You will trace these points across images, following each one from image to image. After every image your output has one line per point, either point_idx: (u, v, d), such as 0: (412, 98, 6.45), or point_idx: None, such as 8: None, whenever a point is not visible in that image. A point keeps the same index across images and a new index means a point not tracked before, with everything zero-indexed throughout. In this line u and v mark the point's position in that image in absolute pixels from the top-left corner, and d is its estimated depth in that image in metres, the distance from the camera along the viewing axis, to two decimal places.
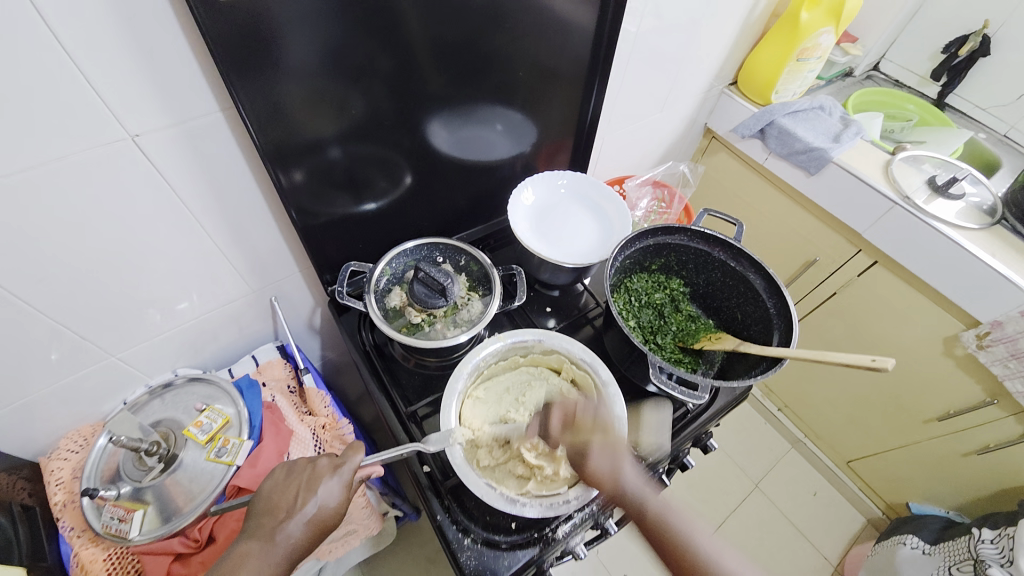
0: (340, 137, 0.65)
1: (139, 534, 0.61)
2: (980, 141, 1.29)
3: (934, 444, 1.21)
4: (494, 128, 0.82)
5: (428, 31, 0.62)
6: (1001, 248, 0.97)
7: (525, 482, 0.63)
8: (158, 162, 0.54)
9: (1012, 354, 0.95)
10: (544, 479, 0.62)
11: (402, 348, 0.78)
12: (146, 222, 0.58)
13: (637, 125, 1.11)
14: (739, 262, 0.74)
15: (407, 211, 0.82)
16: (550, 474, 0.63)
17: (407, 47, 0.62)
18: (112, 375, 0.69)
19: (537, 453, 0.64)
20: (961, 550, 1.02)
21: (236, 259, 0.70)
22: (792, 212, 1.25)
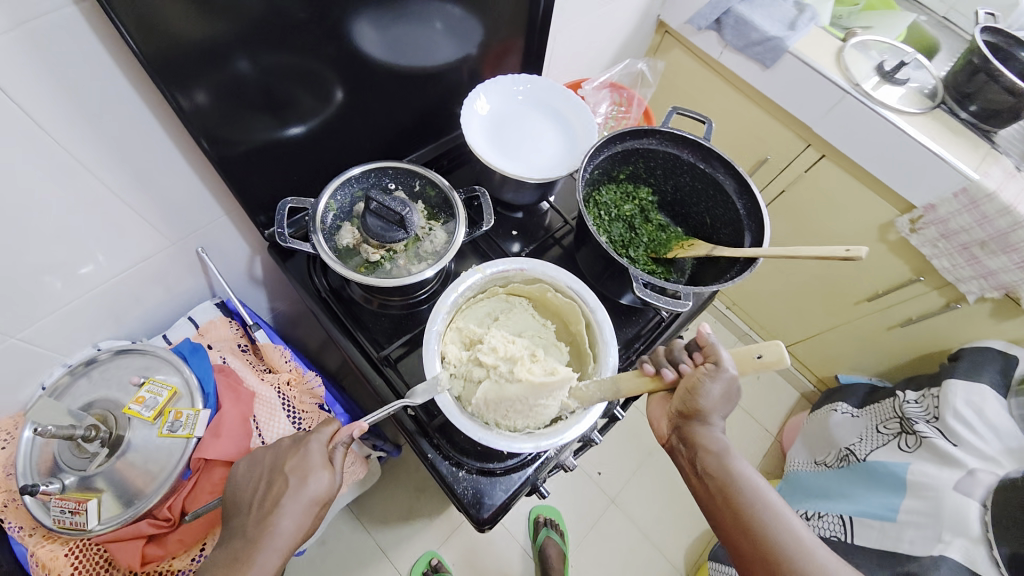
0: (245, 46, 0.52)
1: (99, 524, 0.55)
2: (921, 24, 1.29)
3: (863, 320, 1.34)
4: (433, 27, 0.70)
5: None
6: (940, 132, 1.01)
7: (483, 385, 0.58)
8: (4, 84, 0.41)
9: (942, 234, 1.03)
10: (500, 380, 0.58)
11: (361, 289, 0.71)
12: (9, 166, 0.45)
13: (590, 20, 1.00)
14: (709, 164, 0.71)
15: (343, 134, 0.71)
16: (507, 375, 0.58)
17: None
18: (17, 358, 0.58)
19: (498, 357, 0.60)
20: (887, 410, 1.18)
21: (144, 208, 0.58)
22: (746, 110, 1.22)
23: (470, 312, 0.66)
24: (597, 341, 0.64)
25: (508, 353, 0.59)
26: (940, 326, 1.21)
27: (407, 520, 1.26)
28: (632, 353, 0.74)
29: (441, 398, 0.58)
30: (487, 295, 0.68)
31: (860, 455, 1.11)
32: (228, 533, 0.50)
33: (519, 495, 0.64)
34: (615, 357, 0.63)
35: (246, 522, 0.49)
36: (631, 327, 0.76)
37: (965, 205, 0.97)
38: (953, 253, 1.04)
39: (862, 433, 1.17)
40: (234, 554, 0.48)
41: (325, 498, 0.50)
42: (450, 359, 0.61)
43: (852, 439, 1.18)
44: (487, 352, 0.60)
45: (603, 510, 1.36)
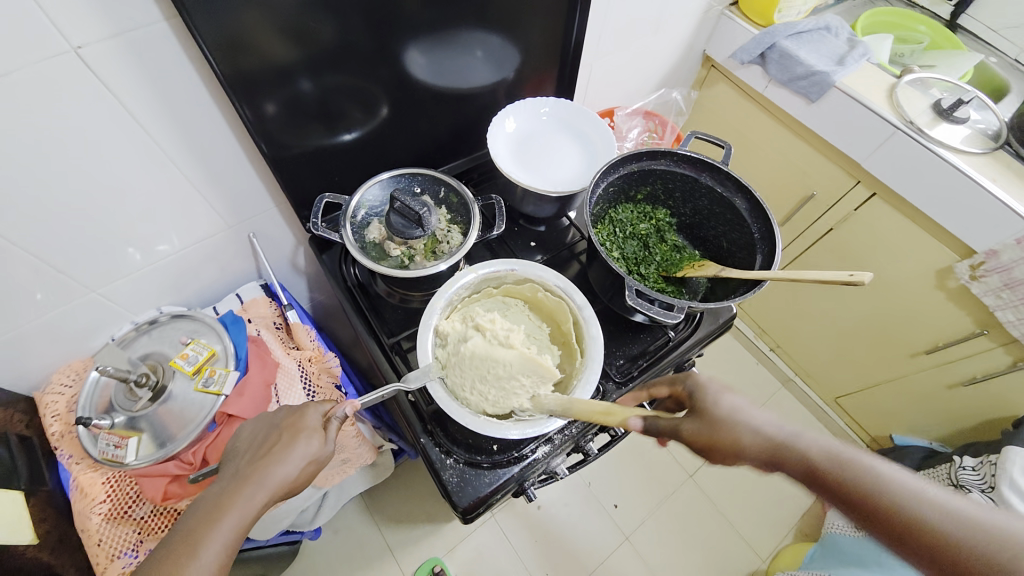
0: (309, 68, 0.61)
1: (135, 459, 0.64)
2: (991, 64, 1.22)
3: (920, 375, 1.23)
4: (474, 55, 0.78)
5: None
6: (1005, 174, 0.94)
7: (475, 344, 0.62)
8: (111, 84, 0.51)
9: (1007, 283, 0.94)
10: (493, 341, 0.63)
11: (386, 284, 0.77)
12: (107, 149, 0.56)
13: (629, 52, 1.05)
14: (726, 186, 0.72)
15: (384, 144, 0.80)
16: (503, 340, 0.63)
17: None
18: (93, 310, 0.69)
19: (495, 326, 0.65)
20: (942, 477, 1.06)
21: (209, 195, 0.69)
22: (792, 144, 1.20)
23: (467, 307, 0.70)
24: (584, 337, 0.67)
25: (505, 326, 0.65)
26: (1010, 387, 1.09)
27: (417, 522, 1.28)
28: (634, 368, 0.73)
29: (432, 386, 0.62)
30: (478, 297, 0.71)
31: None
32: (222, 475, 0.54)
33: (503, 493, 0.65)
34: (600, 350, 0.65)
35: (241, 465, 0.53)
36: (637, 344, 0.75)
37: None
38: (1019, 305, 0.95)
39: None
40: (225, 493, 0.51)
41: (316, 457, 0.54)
42: (450, 329, 0.65)
43: None
44: (485, 322, 0.65)
45: (616, 545, 1.30)
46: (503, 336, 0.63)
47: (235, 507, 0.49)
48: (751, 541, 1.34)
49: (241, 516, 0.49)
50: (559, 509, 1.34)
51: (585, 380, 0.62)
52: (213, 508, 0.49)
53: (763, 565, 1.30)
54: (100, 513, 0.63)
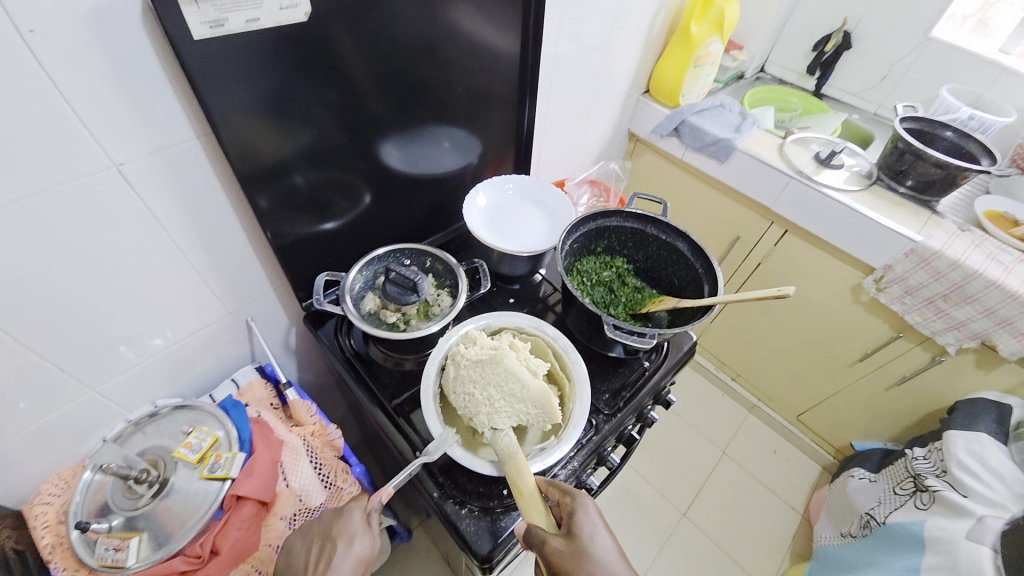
0: (301, 164, 0.71)
1: (136, 562, 0.61)
2: (854, 121, 1.53)
3: (860, 381, 1.38)
4: (442, 145, 0.91)
5: (374, 70, 0.71)
6: (881, 204, 1.16)
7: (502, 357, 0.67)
8: (141, 191, 0.58)
9: (906, 290, 1.13)
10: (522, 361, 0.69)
11: (381, 350, 0.83)
12: (128, 249, 0.61)
13: (570, 133, 1.24)
14: (667, 233, 0.86)
15: (369, 226, 0.89)
16: (529, 366, 0.69)
17: (356, 85, 0.70)
18: (91, 410, 0.69)
19: (521, 355, 0.70)
20: (900, 471, 1.19)
21: (213, 283, 0.73)
22: (714, 197, 1.41)
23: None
24: (567, 364, 0.75)
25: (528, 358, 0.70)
26: (932, 381, 1.25)
27: None
28: (619, 400, 0.81)
29: (453, 451, 0.65)
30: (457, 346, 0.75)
31: (880, 518, 1.12)
32: None
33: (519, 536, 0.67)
34: (582, 367, 0.74)
35: None
36: (618, 377, 0.83)
37: (918, 263, 1.08)
38: (921, 307, 1.13)
39: (880, 497, 1.18)
40: None
41: (370, 557, 0.58)
42: (478, 339, 0.72)
43: (871, 503, 1.19)
44: (513, 348, 0.71)
45: None
46: (530, 364, 0.69)
47: None
48: (752, 571, 1.35)
49: None
50: None
51: (580, 401, 0.71)
52: None
53: None
54: None
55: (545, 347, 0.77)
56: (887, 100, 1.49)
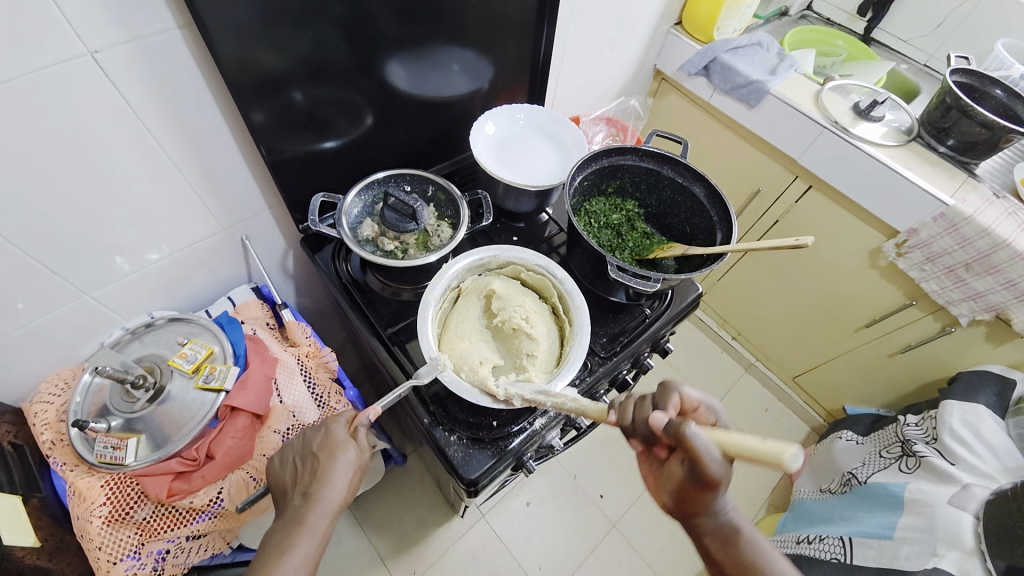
0: (299, 77, 0.66)
1: (134, 460, 0.64)
2: (901, 71, 1.41)
3: (864, 348, 1.37)
4: (451, 68, 0.84)
5: None
6: (917, 163, 1.08)
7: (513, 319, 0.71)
8: (120, 85, 0.54)
9: (927, 257, 1.08)
10: (528, 328, 0.71)
11: (378, 279, 0.81)
12: (114, 152, 0.58)
13: (590, 64, 1.15)
14: (685, 176, 0.81)
15: (368, 150, 0.84)
16: (530, 332, 0.71)
17: None
18: (87, 315, 0.69)
19: (526, 322, 0.71)
20: (889, 435, 1.20)
21: (204, 196, 0.71)
22: (738, 146, 1.34)
23: (470, 285, 0.76)
24: (569, 307, 0.74)
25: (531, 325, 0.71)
26: (938, 352, 1.24)
27: (414, 527, 1.28)
28: (616, 345, 0.79)
29: (444, 375, 0.65)
30: (464, 285, 0.76)
31: (861, 478, 1.14)
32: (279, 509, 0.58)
33: (505, 465, 0.69)
34: (584, 311, 0.72)
35: (293, 495, 0.57)
36: (617, 323, 0.82)
37: (946, 228, 1.03)
38: (940, 275, 1.09)
39: (865, 459, 1.20)
40: (288, 529, 0.54)
41: (358, 465, 0.59)
42: (501, 292, 0.74)
43: (855, 464, 1.21)
44: (523, 313, 0.72)
45: (604, 533, 1.34)
46: (527, 331, 0.71)
47: (308, 528, 0.54)
48: None
49: (312, 540, 0.54)
50: (546, 503, 1.37)
51: (577, 345, 0.69)
52: (285, 539, 0.54)
53: None
54: (100, 516, 0.62)
55: (551, 288, 0.75)
56: (940, 50, 1.35)
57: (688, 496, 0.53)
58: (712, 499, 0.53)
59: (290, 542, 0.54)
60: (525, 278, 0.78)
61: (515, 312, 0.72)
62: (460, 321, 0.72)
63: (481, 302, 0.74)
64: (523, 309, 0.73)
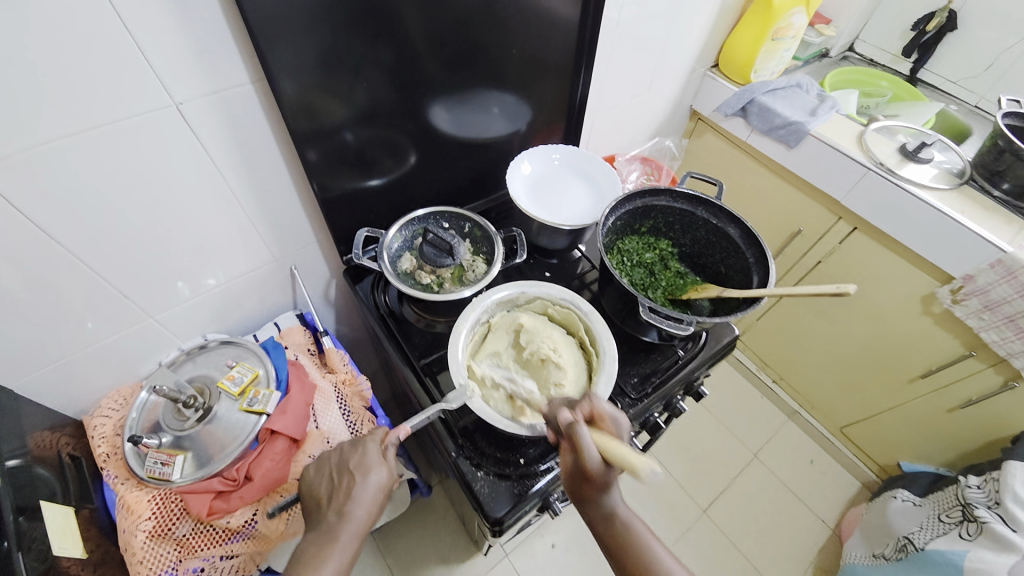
0: (352, 122, 0.71)
1: (180, 477, 0.67)
2: (951, 112, 1.37)
3: (919, 399, 1.28)
4: (491, 112, 0.89)
5: (428, 28, 0.70)
6: (971, 206, 1.04)
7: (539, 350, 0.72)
8: (198, 131, 0.60)
9: (985, 305, 1.02)
10: (554, 359, 0.71)
11: (414, 311, 0.84)
12: (187, 189, 0.64)
13: (626, 107, 1.19)
14: (720, 218, 0.81)
15: (411, 188, 0.89)
16: (556, 363, 0.71)
17: (410, 41, 0.69)
18: (148, 336, 0.75)
19: (552, 353, 0.72)
20: (949, 497, 1.10)
21: (261, 229, 0.77)
22: (777, 186, 1.32)
23: (500, 320, 0.78)
24: (597, 341, 0.74)
25: (557, 356, 0.71)
26: (1003, 407, 1.14)
27: (439, 562, 1.26)
28: (648, 386, 0.78)
29: (472, 402, 0.66)
30: (495, 319, 0.78)
31: (919, 544, 1.05)
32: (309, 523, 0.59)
33: (531, 505, 0.68)
34: (612, 344, 0.72)
35: (326, 510, 0.58)
36: (649, 363, 0.81)
37: (1003, 276, 0.97)
38: (1001, 325, 1.02)
39: (923, 522, 1.10)
40: (322, 545, 0.56)
41: (388, 486, 0.60)
42: (527, 326, 0.75)
43: (911, 527, 1.12)
44: (548, 344, 0.73)
45: None
46: (553, 361, 0.71)
47: (339, 545, 0.56)
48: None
49: (341, 556, 0.56)
50: (572, 545, 1.33)
51: (605, 377, 0.69)
52: (317, 552, 0.55)
53: None
54: (144, 530, 0.65)
55: (578, 322, 0.76)
56: (994, 90, 1.31)
57: (573, 487, 0.58)
58: (598, 493, 0.56)
59: (321, 556, 0.55)
60: (553, 312, 0.79)
61: (540, 343, 0.73)
62: (491, 355, 0.73)
63: (511, 336, 0.75)
64: (548, 340, 0.73)
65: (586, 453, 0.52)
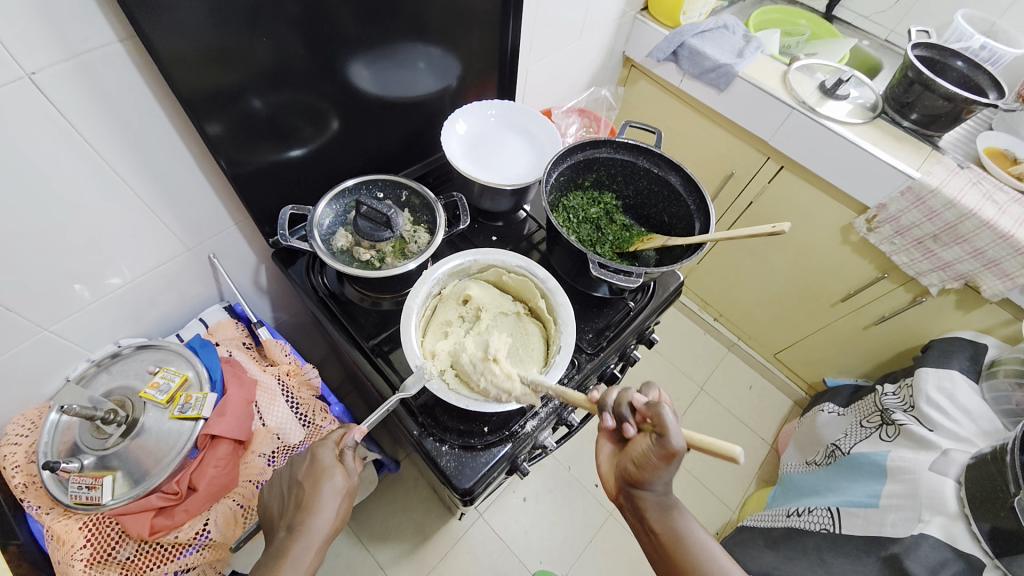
0: (258, 86, 0.63)
1: (112, 499, 0.61)
2: (864, 48, 1.43)
3: (841, 322, 1.40)
4: (417, 66, 0.82)
5: None
6: (883, 139, 1.10)
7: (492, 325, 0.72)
8: (63, 106, 0.50)
9: (897, 230, 1.11)
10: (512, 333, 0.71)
11: (356, 290, 0.79)
12: (64, 179, 0.55)
13: (559, 56, 1.14)
14: (660, 167, 0.81)
15: (336, 157, 0.81)
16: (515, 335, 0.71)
17: None
18: (48, 350, 0.65)
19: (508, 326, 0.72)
20: (868, 405, 1.24)
21: (166, 215, 0.67)
22: (710, 130, 1.34)
23: (450, 291, 0.75)
24: (553, 306, 0.72)
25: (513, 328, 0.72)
26: (912, 321, 1.27)
27: (412, 533, 1.27)
28: (603, 340, 0.79)
29: (431, 384, 0.63)
30: (446, 291, 0.75)
31: (845, 449, 1.18)
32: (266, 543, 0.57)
33: (500, 470, 0.68)
34: (569, 311, 0.71)
35: (279, 527, 0.56)
36: (602, 318, 0.81)
37: (913, 202, 1.05)
38: (910, 248, 1.12)
39: (847, 429, 1.24)
40: (278, 557, 0.53)
41: (347, 489, 0.57)
42: (478, 300, 0.73)
43: (837, 435, 1.25)
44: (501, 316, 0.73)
45: (602, 521, 1.35)
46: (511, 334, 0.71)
47: (292, 558, 0.53)
48: (720, 494, 1.44)
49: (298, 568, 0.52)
50: (542, 497, 1.38)
51: (564, 343, 0.69)
52: (273, 564, 0.52)
53: (735, 514, 1.41)
54: (81, 559, 0.59)
55: (533, 288, 0.74)
56: (900, 24, 1.38)
57: (640, 463, 0.54)
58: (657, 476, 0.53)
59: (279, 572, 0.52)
60: (505, 279, 0.76)
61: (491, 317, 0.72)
62: (446, 327, 0.71)
63: (462, 307, 0.73)
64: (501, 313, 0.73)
65: (672, 434, 0.50)
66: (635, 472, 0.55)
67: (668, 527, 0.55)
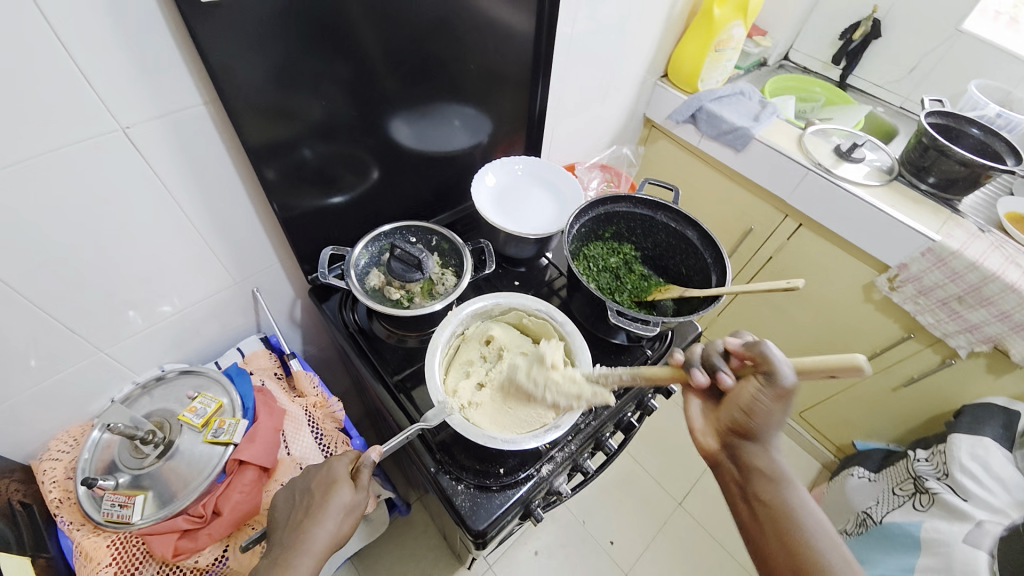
0: (310, 138, 0.70)
1: (141, 518, 0.63)
2: (879, 114, 1.48)
3: (867, 381, 1.37)
4: (452, 124, 0.90)
5: (384, 43, 0.70)
6: (901, 201, 1.13)
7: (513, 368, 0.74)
8: (147, 154, 0.58)
9: (920, 290, 1.11)
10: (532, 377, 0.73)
11: (383, 327, 0.83)
12: (138, 217, 0.61)
13: (584, 116, 1.22)
14: (677, 221, 0.85)
15: (374, 203, 0.88)
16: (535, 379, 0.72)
17: (366, 57, 0.69)
18: (99, 371, 0.70)
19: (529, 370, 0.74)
20: (900, 471, 1.19)
21: (219, 251, 0.74)
22: (728, 188, 1.39)
23: (473, 331, 0.78)
24: (571, 349, 0.74)
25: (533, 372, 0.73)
26: (943, 383, 1.23)
27: None
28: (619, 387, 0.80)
29: (451, 418, 0.65)
30: (468, 331, 0.78)
31: (876, 518, 1.12)
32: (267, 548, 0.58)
33: (514, 514, 0.68)
34: (587, 356, 0.73)
35: (282, 533, 0.57)
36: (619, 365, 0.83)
37: (934, 262, 1.06)
38: (935, 308, 1.11)
39: (879, 497, 1.18)
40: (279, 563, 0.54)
41: (354, 506, 0.58)
42: (502, 342, 0.76)
43: (869, 503, 1.19)
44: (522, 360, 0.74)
45: None
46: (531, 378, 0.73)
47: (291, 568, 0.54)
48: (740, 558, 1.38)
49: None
50: (555, 552, 1.33)
51: None
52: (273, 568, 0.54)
53: None
54: None
55: (552, 331, 0.76)
56: (914, 92, 1.44)
57: (744, 408, 0.57)
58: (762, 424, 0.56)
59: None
60: (526, 322, 0.79)
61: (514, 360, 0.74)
62: (467, 366, 0.74)
63: (484, 347, 0.76)
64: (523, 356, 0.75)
65: (783, 369, 0.52)
66: (744, 419, 0.57)
67: (767, 476, 0.57)
